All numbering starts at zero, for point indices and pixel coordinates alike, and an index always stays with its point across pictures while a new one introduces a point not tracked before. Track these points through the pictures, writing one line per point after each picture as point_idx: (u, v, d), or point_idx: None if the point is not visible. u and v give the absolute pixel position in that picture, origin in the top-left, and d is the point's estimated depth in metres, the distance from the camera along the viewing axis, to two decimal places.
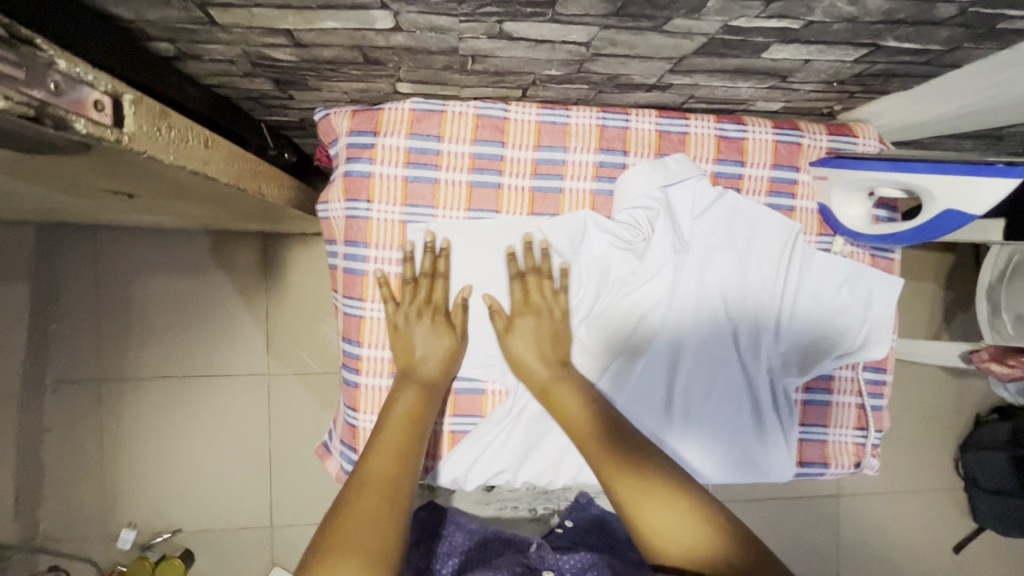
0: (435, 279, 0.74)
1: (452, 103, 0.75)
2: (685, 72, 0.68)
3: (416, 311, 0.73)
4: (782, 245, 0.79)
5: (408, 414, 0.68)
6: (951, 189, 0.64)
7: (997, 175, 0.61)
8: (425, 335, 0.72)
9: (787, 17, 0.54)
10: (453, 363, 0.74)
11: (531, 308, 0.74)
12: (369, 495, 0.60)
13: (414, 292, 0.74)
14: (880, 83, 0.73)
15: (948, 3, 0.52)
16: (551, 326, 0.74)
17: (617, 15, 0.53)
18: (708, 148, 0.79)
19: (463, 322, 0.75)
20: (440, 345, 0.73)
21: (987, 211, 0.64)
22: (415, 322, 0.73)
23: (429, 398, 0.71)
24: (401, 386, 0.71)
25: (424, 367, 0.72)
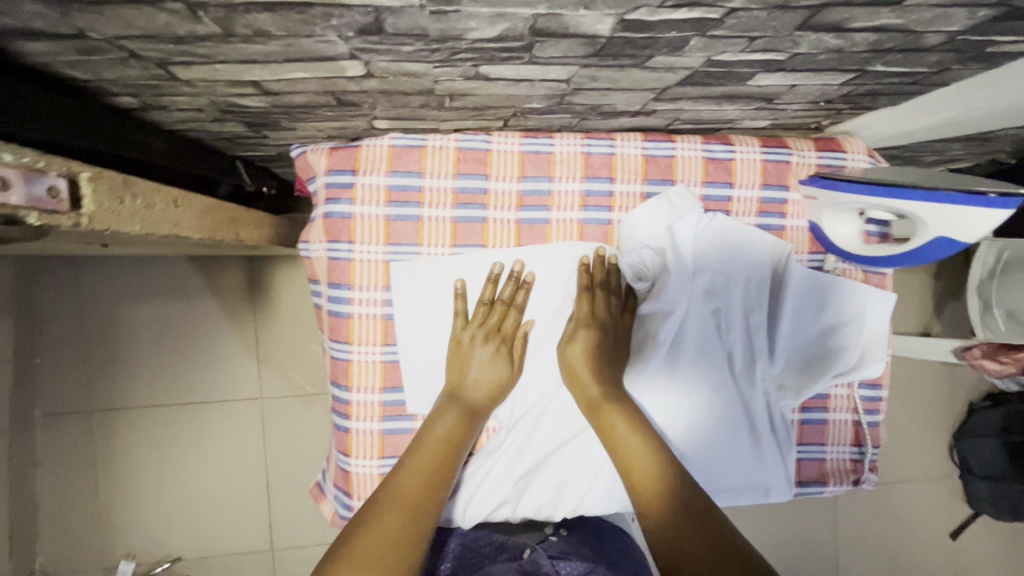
0: (510, 309, 0.73)
1: (431, 137, 0.73)
2: (669, 100, 0.67)
3: (483, 335, 0.72)
4: (770, 266, 0.78)
5: (445, 437, 0.66)
6: (942, 218, 0.64)
7: (990, 205, 0.60)
8: (484, 362, 0.71)
9: (773, 50, 0.52)
10: (501, 389, 0.72)
11: (598, 322, 0.73)
12: (396, 511, 0.56)
13: (483, 317, 0.73)
14: (868, 101, 0.72)
15: (936, 33, 0.50)
16: (610, 342, 0.73)
17: (597, 55, 0.51)
18: (696, 171, 0.78)
19: (521, 358, 0.74)
20: (495, 374, 0.71)
21: (978, 238, 0.64)
22: (479, 344, 0.72)
23: (470, 425, 0.68)
24: (446, 406, 0.69)
25: (473, 393, 0.70)
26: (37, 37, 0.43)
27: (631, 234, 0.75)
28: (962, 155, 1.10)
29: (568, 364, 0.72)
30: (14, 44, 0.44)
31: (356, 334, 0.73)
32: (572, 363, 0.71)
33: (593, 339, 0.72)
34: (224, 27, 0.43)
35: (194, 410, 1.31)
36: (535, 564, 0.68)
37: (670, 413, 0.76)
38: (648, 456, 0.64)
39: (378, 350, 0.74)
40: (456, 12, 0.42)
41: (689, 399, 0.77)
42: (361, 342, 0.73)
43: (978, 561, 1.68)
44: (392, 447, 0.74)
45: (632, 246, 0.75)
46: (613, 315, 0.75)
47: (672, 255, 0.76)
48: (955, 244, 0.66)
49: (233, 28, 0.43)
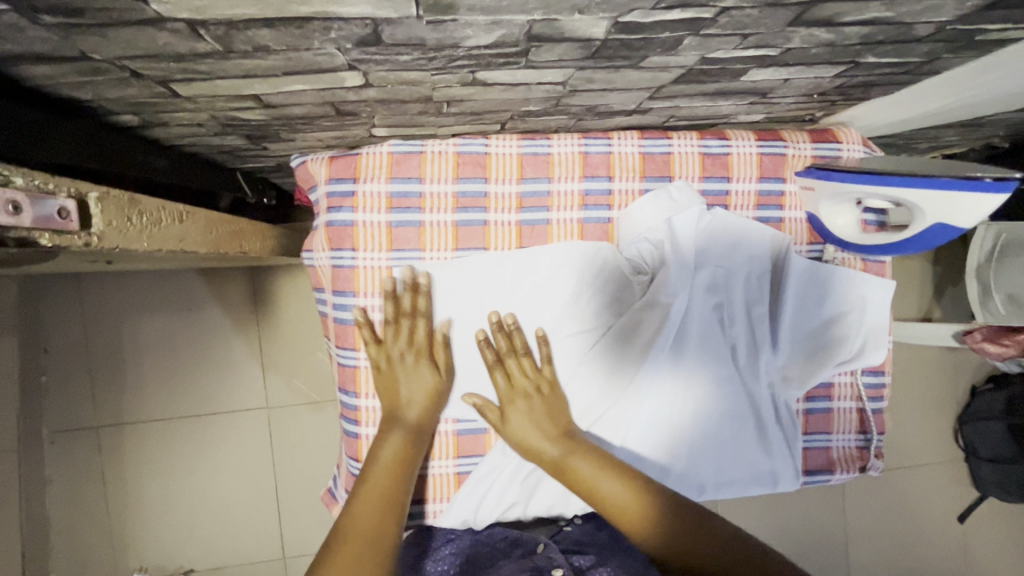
0: (417, 318, 0.72)
1: (429, 143, 0.74)
2: (665, 98, 0.67)
3: (401, 353, 0.71)
4: (770, 259, 0.79)
5: (393, 461, 0.66)
6: (939, 206, 0.64)
7: (987, 189, 0.61)
8: (410, 376, 0.71)
9: (765, 46, 0.53)
10: (439, 404, 0.72)
11: (518, 391, 0.72)
12: (351, 550, 0.57)
13: (399, 334, 0.72)
14: (861, 92, 0.72)
15: (925, 24, 0.51)
16: (541, 399, 0.71)
17: (593, 57, 0.52)
18: (693, 167, 0.78)
19: (449, 363, 0.74)
20: (425, 386, 0.71)
21: (976, 223, 0.65)
22: (401, 363, 0.71)
23: (417, 442, 0.69)
24: (384, 433, 0.69)
25: (408, 410, 0.70)
26: (40, 61, 0.43)
27: (630, 228, 0.76)
28: (956, 141, 1.12)
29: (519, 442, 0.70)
30: (17, 68, 0.44)
31: (362, 341, 0.74)
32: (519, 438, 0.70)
33: (524, 409, 0.71)
34: (224, 44, 0.43)
35: (202, 423, 1.31)
36: (549, 559, 0.67)
37: (674, 401, 0.78)
38: (621, 484, 0.65)
39: None
40: (453, 22, 0.43)
41: (693, 393, 0.78)
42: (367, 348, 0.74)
43: (983, 542, 1.71)
44: None
45: (632, 239, 0.76)
46: (536, 379, 0.73)
47: (673, 250, 0.75)
48: (951, 232, 0.67)
49: (233, 44, 0.44)
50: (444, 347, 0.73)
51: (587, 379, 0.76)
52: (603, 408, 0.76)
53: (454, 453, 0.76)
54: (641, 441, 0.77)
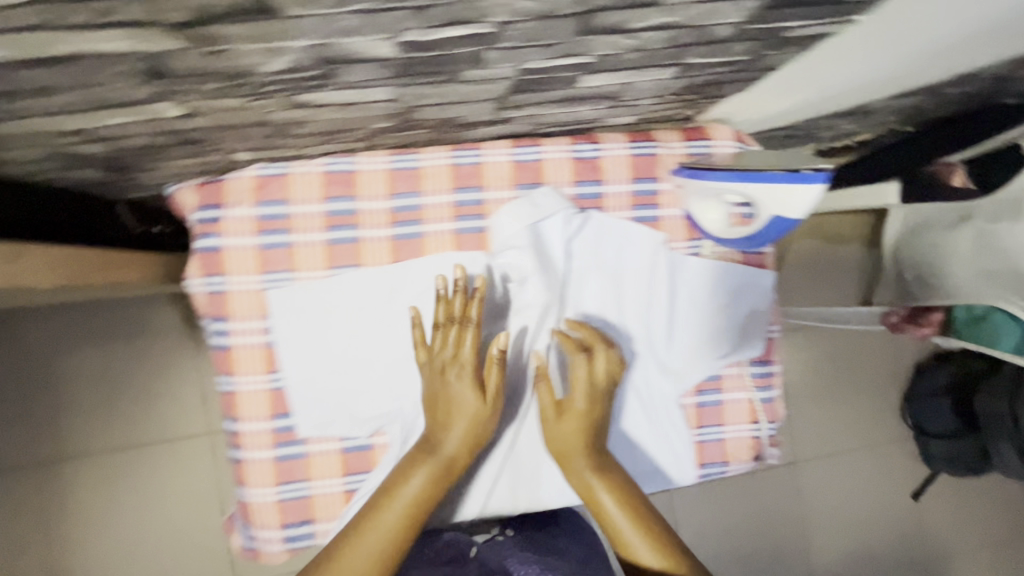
0: (463, 326, 0.71)
1: (294, 165, 0.74)
2: (515, 107, 0.68)
3: (442, 363, 0.71)
4: (649, 256, 0.81)
5: (414, 501, 0.67)
6: (774, 198, 0.68)
7: (806, 180, 0.65)
8: (459, 391, 0.71)
9: (576, 54, 0.54)
10: (479, 435, 0.71)
11: (592, 392, 0.74)
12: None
13: (440, 343, 0.72)
14: (715, 90, 0.74)
15: (722, 26, 0.52)
16: (598, 411, 0.75)
17: (406, 74, 0.53)
18: (564, 172, 0.80)
19: (494, 387, 0.72)
20: (467, 405, 0.71)
21: (809, 213, 0.69)
22: (449, 378, 0.71)
23: (440, 480, 0.69)
24: (413, 464, 0.69)
25: (444, 444, 0.70)
26: None
27: (497, 240, 0.76)
28: (855, 128, 1.15)
29: (558, 441, 0.73)
30: None
31: (238, 365, 0.74)
32: (567, 439, 0.73)
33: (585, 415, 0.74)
34: (4, 85, 0.44)
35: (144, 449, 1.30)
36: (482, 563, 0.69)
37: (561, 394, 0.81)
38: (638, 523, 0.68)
39: (262, 379, 0.74)
40: (227, 52, 0.43)
41: None
42: (245, 372, 0.74)
43: (937, 517, 1.75)
44: (287, 472, 0.75)
45: (501, 250, 0.76)
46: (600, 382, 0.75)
47: (539, 255, 0.76)
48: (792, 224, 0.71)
49: (15, 85, 0.44)
50: (496, 368, 0.72)
51: None
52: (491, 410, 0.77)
53: (342, 471, 0.76)
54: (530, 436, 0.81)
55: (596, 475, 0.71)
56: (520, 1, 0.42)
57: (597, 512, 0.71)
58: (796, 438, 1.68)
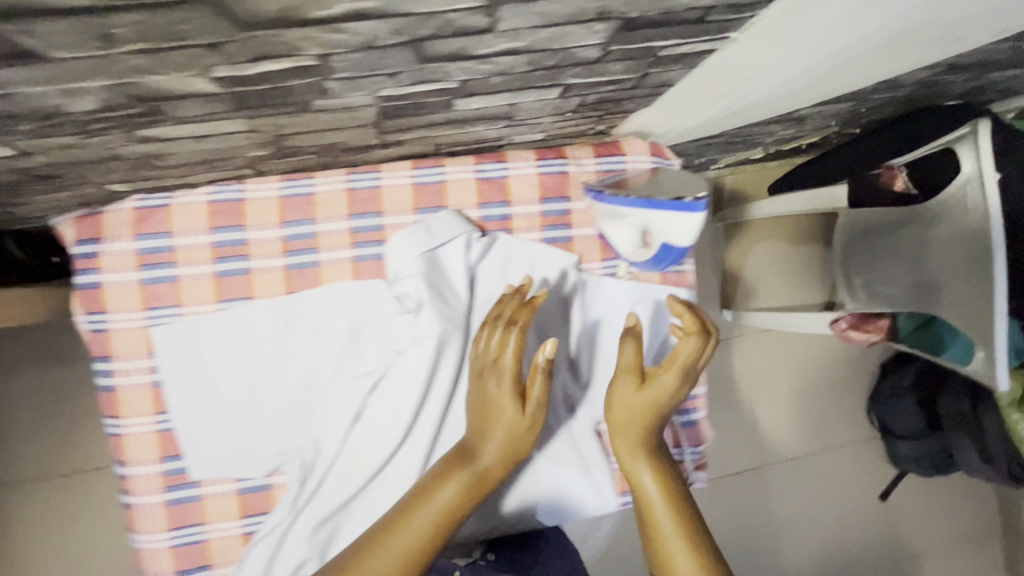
0: (510, 326, 0.67)
1: (177, 194, 0.70)
2: (400, 131, 0.65)
3: (483, 363, 0.67)
4: (561, 279, 0.78)
5: (446, 510, 0.63)
6: (661, 222, 0.70)
7: (686, 210, 0.67)
8: (499, 393, 0.66)
9: (432, 81, 0.50)
10: (517, 447, 0.67)
11: (679, 372, 0.70)
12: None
13: (487, 340, 0.67)
14: (617, 106, 0.70)
15: (584, 48, 0.49)
16: (669, 400, 0.70)
17: (250, 106, 0.49)
18: (469, 193, 0.76)
19: (540, 394, 0.67)
20: (506, 410, 0.66)
21: (693, 241, 0.71)
22: (494, 380, 0.67)
23: (478, 486, 0.65)
24: (447, 472, 0.65)
25: (482, 452, 0.66)
26: None
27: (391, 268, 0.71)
28: (796, 132, 1.11)
29: (625, 422, 0.70)
30: None
31: (123, 407, 0.70)
32: (627, 422, 0.70)
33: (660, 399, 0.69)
34: None
35: (26, 513, 1.07)
36: None
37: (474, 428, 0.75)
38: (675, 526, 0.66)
39: (150, 420, 0.71)
40: (17, 94, 0.39)
41: None
42: (130, 414, 0.70)
43: (908, 517, 1.73)
44: (180, 517, 0.71)
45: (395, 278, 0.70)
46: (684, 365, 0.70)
47: (435, 283, 0.70)
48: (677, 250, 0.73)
49: None
50: (541, 378, 0.66)
51: (377, 417, 0.72)
52: (393, 447, 0.73)
53: (237, 514, 0.72)
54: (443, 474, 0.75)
55: (648, 459, 0.70)
56: (328, 34, 0.38)
57: (640, 496, 0.70)
58: (762, 442, 1.65)
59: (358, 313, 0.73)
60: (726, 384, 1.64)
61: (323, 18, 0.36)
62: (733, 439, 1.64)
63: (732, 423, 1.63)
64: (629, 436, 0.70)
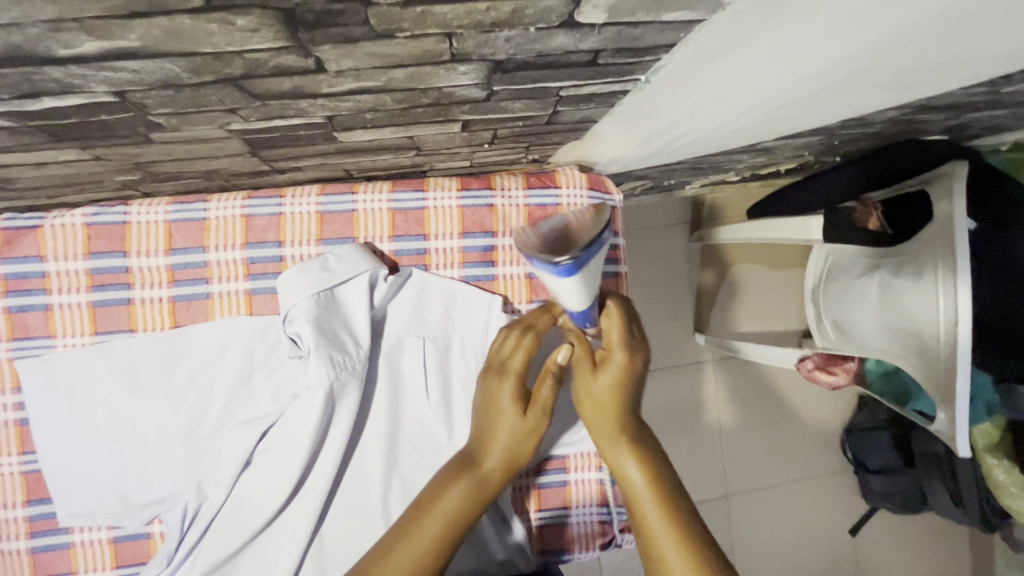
0: (529, 333, 0.62)
1: (51, 215, 0.64)
2: (289, 159, 0.58)
3: (501, 363, 0.62)
4: (481, 322, 0.70)
5: (449, 520, 0.56)
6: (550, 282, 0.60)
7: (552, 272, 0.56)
8: (497, 395, 0.60)
9: (290, 116, 0.43)
10: (521, 453, 0.60)
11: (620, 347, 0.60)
12: None
13: (504, 347, 0.62)
14: (542, 138, 0.63)
15: (462, 87, 0.42)
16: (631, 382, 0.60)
17: (73, 138, 0.42)
18: (382, 225, 0.69)
19: (549, 400, 0.60)
20: (506, 423, 0.59)
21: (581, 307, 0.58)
22: (498, 382, 0.60)
23: (478, 498, 0.58)
24: (450, 479, 0.58)
25: (484, 460, 0.59)
26: None
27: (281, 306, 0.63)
28: (768, 160, 1.04)
29: (592, 405, 0.60)
30: None
31: None
32: (603, 404, 0.59)
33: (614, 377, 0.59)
34: None
35: None
36: None
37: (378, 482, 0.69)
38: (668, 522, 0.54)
39: (16, 461, 0.65)
40: None
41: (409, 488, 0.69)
42: None
43: (879, 556, 1.66)
44: (46, 565, 0.66)
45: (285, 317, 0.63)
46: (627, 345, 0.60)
47: (330, 324, 0.64)
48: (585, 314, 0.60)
49: None
50: (550, 382, 0.60)
51: (266, 467, 0.66)
52: (281, 503, 0.66)
53: (109, 564, 0.67)
54: (339, 532, 0.68)
55: (630, 448, 0.58)
56: (102, 73, 0.31)
57: (626, 492, 0.58)
58: (729, 471, 1.59)
59: (250, 350, 0.67)
60: (695, 409, 1.57)
61: (77, 57, 0.29)
62: (699, 467, 1.57)
63: (698, 450, 1.57)
64: (603, 428, 0.60)
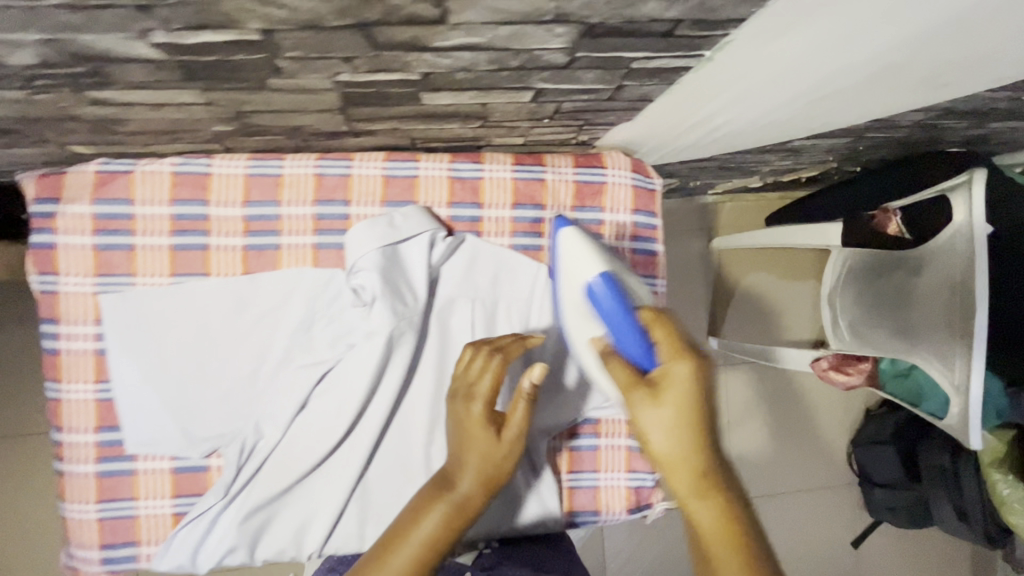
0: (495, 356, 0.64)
1: (142, 162, 0.69)
2: (370, 120, 0.63)
3: (467, 387, 0.63)
4: (528, 287, 0.76)
5: (426, 545, 0.56)
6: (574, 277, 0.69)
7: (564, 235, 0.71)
8: (465, 421, 0.61)
9: (393, 70, 0.49)
10: (498, 474, 0.60)
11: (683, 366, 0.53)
12: None
13: (468, 369, 0.64)
14: (597, 117, 0.69)
15: (549, 51, 0.47)
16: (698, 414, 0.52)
17: (201, 78, 0.48)
18: (441, 191, 0.75)
19: (521, 422, 0.61)
20: (478, 446, 0.60)
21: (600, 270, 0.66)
22: (467, 404, 0.62)
23: (457, 521, 0.58)
24: (428, 502, 0.58)
25: (459, 483, 0.59)
26: None
27: (351, 257, 0.69)
28: (794, 163, 1.09)
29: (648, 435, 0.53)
30: None
31: (65, 372, 0.69)
32: (659, 439, 0.52)
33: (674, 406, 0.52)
34: None
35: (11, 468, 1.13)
36: None
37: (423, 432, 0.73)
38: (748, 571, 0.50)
39: (91, 388, 0.69)
40: None
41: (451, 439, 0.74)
42: (72, 379, 0.69)
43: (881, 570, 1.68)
44: (111, 490, 0.70)
45: (354, 269, 0.69)
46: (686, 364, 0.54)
47: (392, 277, 0.69)
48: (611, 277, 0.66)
49: None
50: (524, 404, 0.61)
51: (321, 410, 0.70)
52: (335, 442, 0.70)
53: (169, 493, 0.71)
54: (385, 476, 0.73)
55: (699, 487, 0.52)
56: (264, 9, 0.37)
57: (696, 534, 0.53)
58: None
59: (313, 299, 0.72)
60: None
61: None
62: None
63: None
64: (680, 473, 0.52)
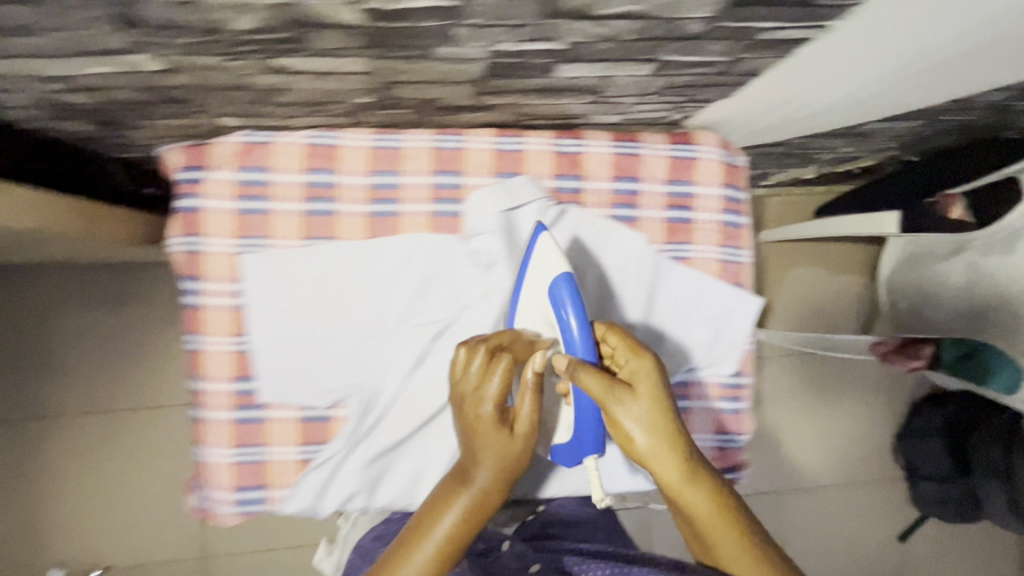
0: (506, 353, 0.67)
1: (280, 134, 0.75)
2: (497, 93, 0.69)
3: (480, 386, 0.65)
4: (628, 256, 0.82)
5: (452, 534, 0.62)
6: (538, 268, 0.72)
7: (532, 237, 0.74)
8: (485, 420, 0.64)
9: (548, 39, 0.54)
10: (514, 467, 0.65)
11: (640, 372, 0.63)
12: None
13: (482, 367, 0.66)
14: (699, 93, 0.74)
15: (692, 20, 0.52)
16: (664, 409, 0.62)
17: (378, 45, 0.54)
18: (546, 164, 0.80)
19: (531, 420, 0.65)
20: (495, 444, 0.64)
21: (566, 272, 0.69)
22: (483, 404, 0.64)
23: (480, 509, 0.64)
24: (450, 495, 0.64)
25: (478, 475, 0.64)
26: None
27: (472, 223, 0.78)
28: (857, 149, 1.13)
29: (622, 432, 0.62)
30: None
31: (208, 325, 0.75)
32: (632, 434, 0.61)
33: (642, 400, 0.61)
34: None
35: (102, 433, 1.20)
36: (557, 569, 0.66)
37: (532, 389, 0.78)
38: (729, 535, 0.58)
39: (228, 341, 0.75)
40: (194, 4, 0.45)
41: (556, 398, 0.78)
42: (212, 332, 0.75)
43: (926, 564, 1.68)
44: (245, 435, 0.76)
45: (476, 234, 0.78)
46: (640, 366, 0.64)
47: (508, 239, 0.78)
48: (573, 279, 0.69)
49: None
50: (529, 397, 0.66)
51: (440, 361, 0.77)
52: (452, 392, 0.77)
53: (297, 439, 0.76)
54: None
55: (681, 470, 0.60)
56: None
57: (685, 515, 0.61)
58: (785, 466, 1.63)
59: (433, 261, 0.77)
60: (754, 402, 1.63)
61: None
62: (756, 459, 1.62)
63: (756, 442, 1.61)
64: (666, 457, 0.60)
